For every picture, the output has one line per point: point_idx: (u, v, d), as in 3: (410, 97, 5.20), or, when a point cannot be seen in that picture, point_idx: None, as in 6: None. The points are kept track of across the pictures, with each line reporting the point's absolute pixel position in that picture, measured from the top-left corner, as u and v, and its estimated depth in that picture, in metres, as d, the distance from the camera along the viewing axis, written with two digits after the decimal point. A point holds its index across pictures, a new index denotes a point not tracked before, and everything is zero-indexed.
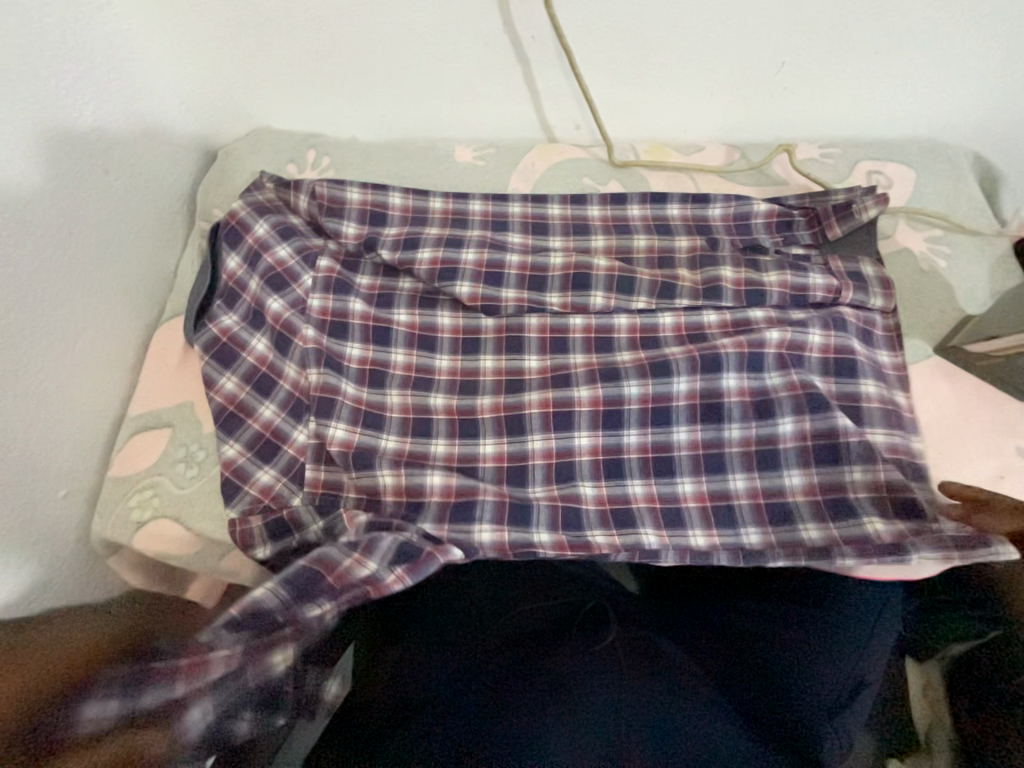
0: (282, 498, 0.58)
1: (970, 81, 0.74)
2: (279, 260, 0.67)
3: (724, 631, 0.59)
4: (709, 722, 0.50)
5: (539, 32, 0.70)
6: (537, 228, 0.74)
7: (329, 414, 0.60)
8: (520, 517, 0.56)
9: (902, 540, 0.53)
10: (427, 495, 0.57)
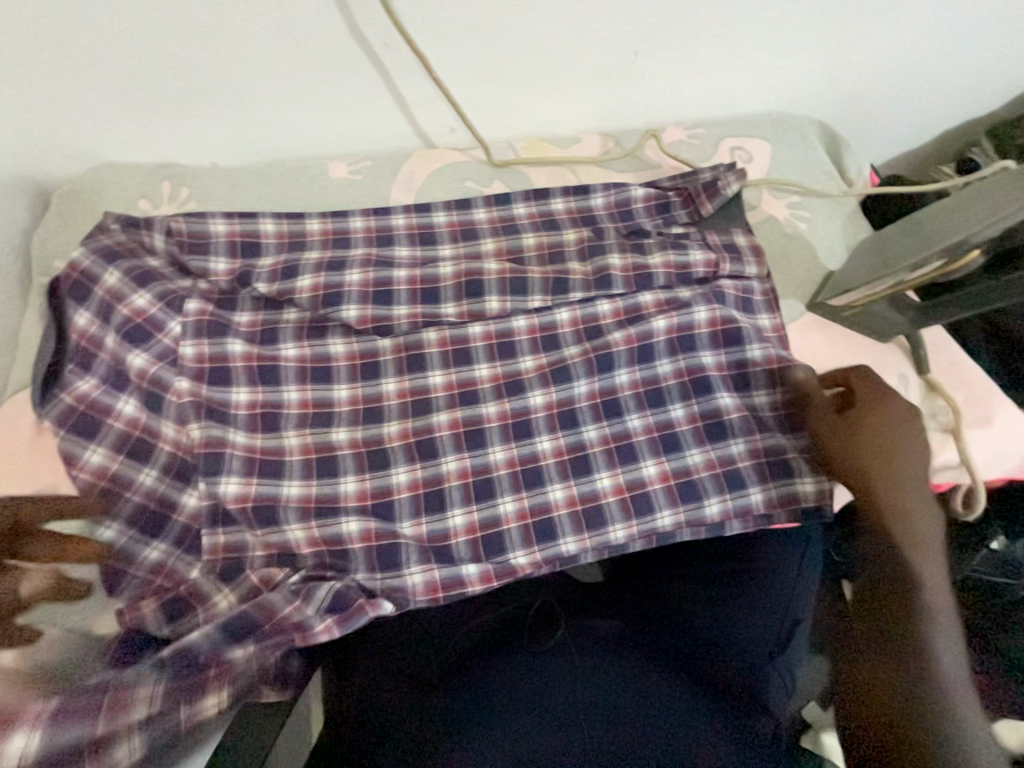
0: (178, 573, 0.54)
1: (803, 56, 0.81)
2: (137, 309, 0.60)
3: (669, 601, 0.60)
4: (658, 687, 0.50)
5: (390, 37, 0.67)
6: (425, 238, 0.72)
7: (217, 469, 0.56)
8: (445, 555, 0.55)
9: (775, 508, 0.59)
10: (347, 544, 0.55)
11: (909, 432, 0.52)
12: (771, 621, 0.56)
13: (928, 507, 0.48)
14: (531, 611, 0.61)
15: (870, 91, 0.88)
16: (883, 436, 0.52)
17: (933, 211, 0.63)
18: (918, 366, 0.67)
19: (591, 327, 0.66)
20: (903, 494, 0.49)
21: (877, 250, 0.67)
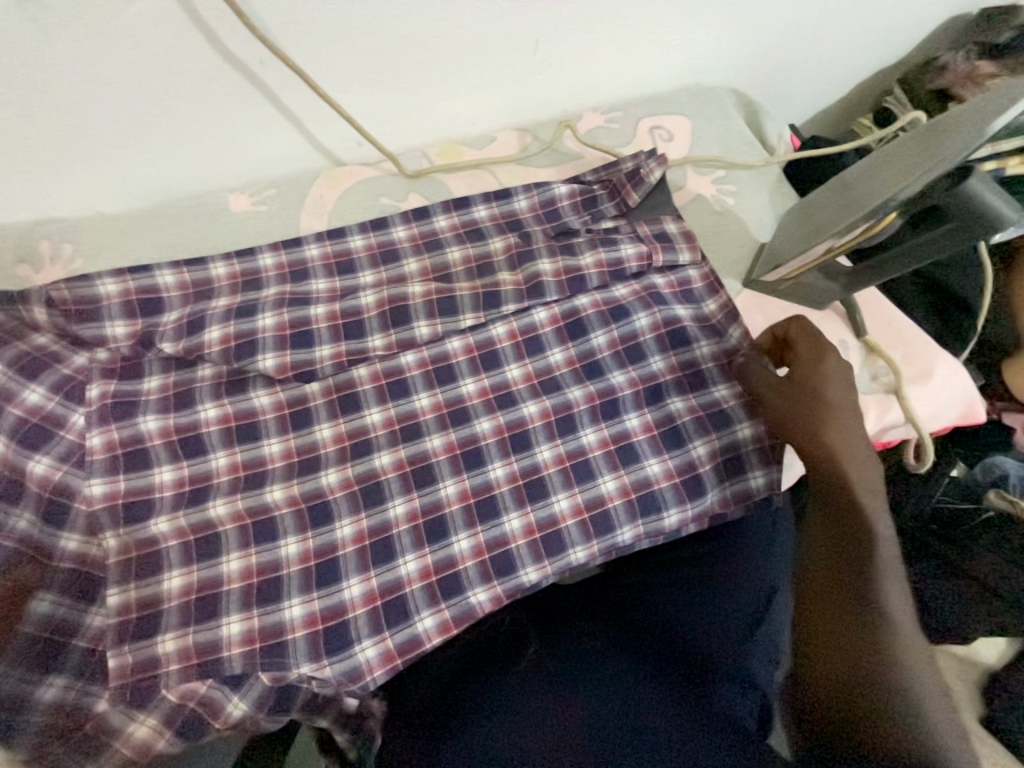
0: (81, 709, 0.48)
1: (710, 26, 0.79)
2: (32, 407, 0.55)
3: (636, 599, 0.59)
4: (633, 684, 0.49)
5: (266, 55, 0.61)
6: (343, 267, 0.67)
7: (154, 570, 0.52)
8: (398, 613, 0.52)
9: (728, 505, 0.59)
10: (290, 633, 0.51)
11: (846, 383, 0.52)
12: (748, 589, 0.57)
13: (872, 468, 0.50)
14: (504, 630, 0.60)
15: (779, 55, 0.87)
16: (830, 395, 0.52)
17: (859, 169, 0.61)
18: (856, 331, 0.67)
19: (532, 341, 0.63)
20: (859, 469, 0.49)
21: (801, 219, 0.67)
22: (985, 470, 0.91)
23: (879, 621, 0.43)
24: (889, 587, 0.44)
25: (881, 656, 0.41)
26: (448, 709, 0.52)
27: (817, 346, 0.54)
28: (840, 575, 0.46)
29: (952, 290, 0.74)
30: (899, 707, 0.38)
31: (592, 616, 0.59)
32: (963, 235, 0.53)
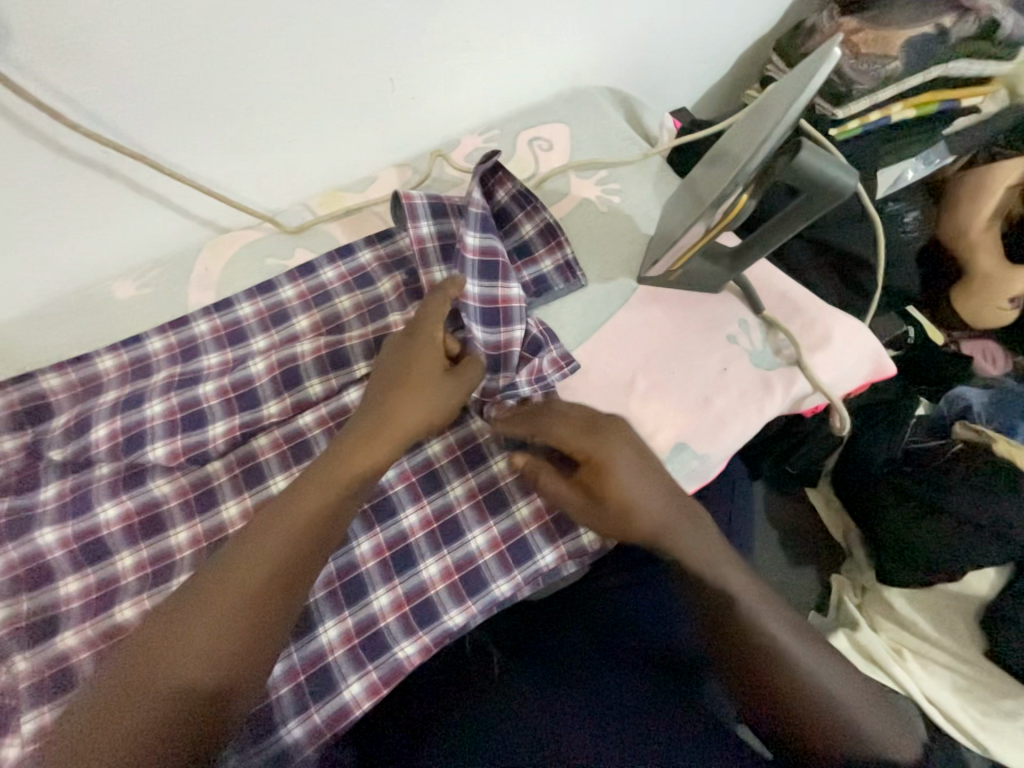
0: None
1: (569, 33, 0.79)
2: None
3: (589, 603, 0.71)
4: (594, 693, 0.61)
5: (107, 145, 0.60)
6: (235, 337, 0.66)
7: (70, 684, 0.51)
8: (324, 684, 0.52)
9: None
10: None
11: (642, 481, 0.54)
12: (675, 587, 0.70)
13: (693, 532, 0.55)
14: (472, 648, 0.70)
15: (648, 47, 0.88)
16: (627, 501, 0.53)
17: (724, 147, 0.61)
18: (753, 308, 0.68)
19: (494, 358, 0.60)
20: (687, 539, 0.54)
21: (680, 207, 0.66)
22: (950, 403, 1.01)
23: (780, 659, 0.50)
24: (764, 613, 0.52)
25: (791, 680, 0.50)
26: (428, 718, 0.63)
27: (595, 454, 0.54)
28: (734, 638, 0.51)
29: (848, 252, 0.76)
30: (806, 707, 0.49)
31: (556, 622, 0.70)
32: (819, 199, 0.53)
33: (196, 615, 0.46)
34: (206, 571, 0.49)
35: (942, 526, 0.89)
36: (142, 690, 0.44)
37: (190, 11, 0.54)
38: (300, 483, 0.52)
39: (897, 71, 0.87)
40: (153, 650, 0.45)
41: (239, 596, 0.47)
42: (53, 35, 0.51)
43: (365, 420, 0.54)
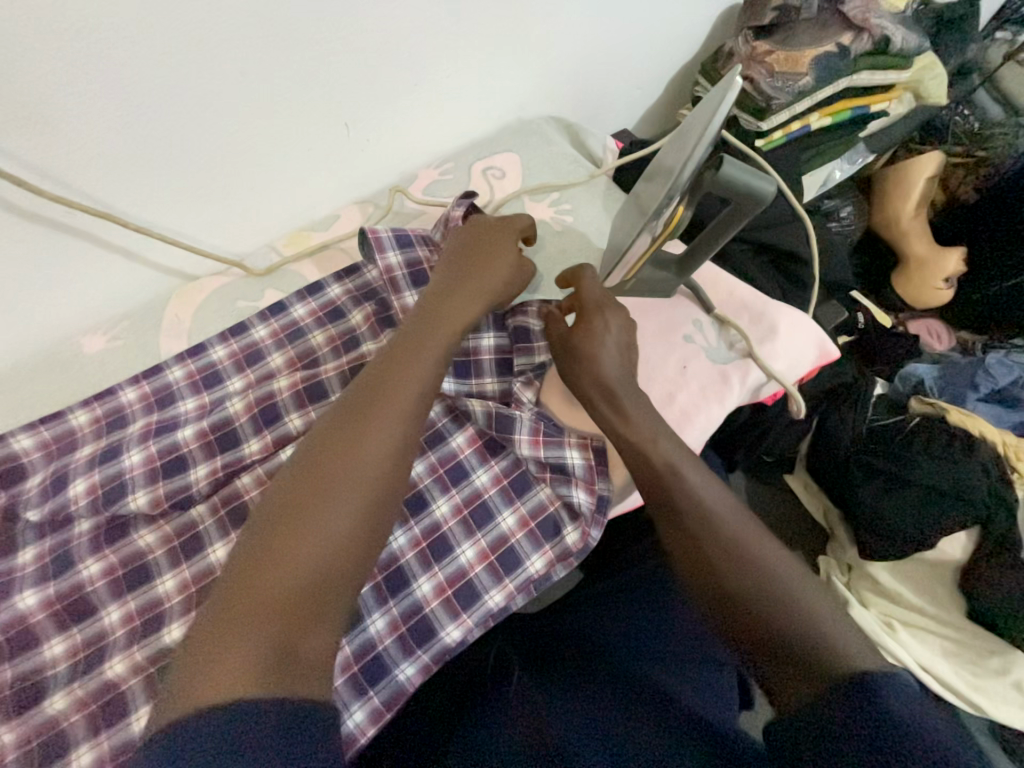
0: None
1: (510, 72, 0.85)
2: None
3: (591, 610, 0.76)
4: (598, 689, 0.63)
5: (70, 208, 0.62)
6: (209, 380, 0.67)
7: (61, 750, 0.50)
8: None
9: (596, 490, 0.61)
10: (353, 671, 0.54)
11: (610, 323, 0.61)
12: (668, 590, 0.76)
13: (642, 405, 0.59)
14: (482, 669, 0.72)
15: (584, 80, 0.95)
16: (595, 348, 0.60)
17: (659, 163, 0.67)
18: (705, 308, 0.73)
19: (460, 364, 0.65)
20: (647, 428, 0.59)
21: (628, 221, 0.70)
22: (905, 380, 1.09)
23: (719, 539, 0.52)
24: (710, 496, 0.55)
25: (731, 554, 0.51)
26: (437, 738, 0.64)
27: (581, 309, 0.62)
28: (677, 517, 0.55)
29: (785, 249, 0.83)
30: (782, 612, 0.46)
31: (561, 630, 0.75)
32: (746, 205, 0.58)
33: (354, 434, 0.51)
34: (349, 402, 0.53)
35: (914, 496, 0.94)
36: (325, 456, 0.50)
37: (148, 78, 0.57)
38: (382, 372, 0.55)
39: (809, 85, 0.96)
40: (270, 550, 0.45)
41: (356, 480, 0.49)
42: (15, 110, 0.53)
43: (435, 315, 0.59)
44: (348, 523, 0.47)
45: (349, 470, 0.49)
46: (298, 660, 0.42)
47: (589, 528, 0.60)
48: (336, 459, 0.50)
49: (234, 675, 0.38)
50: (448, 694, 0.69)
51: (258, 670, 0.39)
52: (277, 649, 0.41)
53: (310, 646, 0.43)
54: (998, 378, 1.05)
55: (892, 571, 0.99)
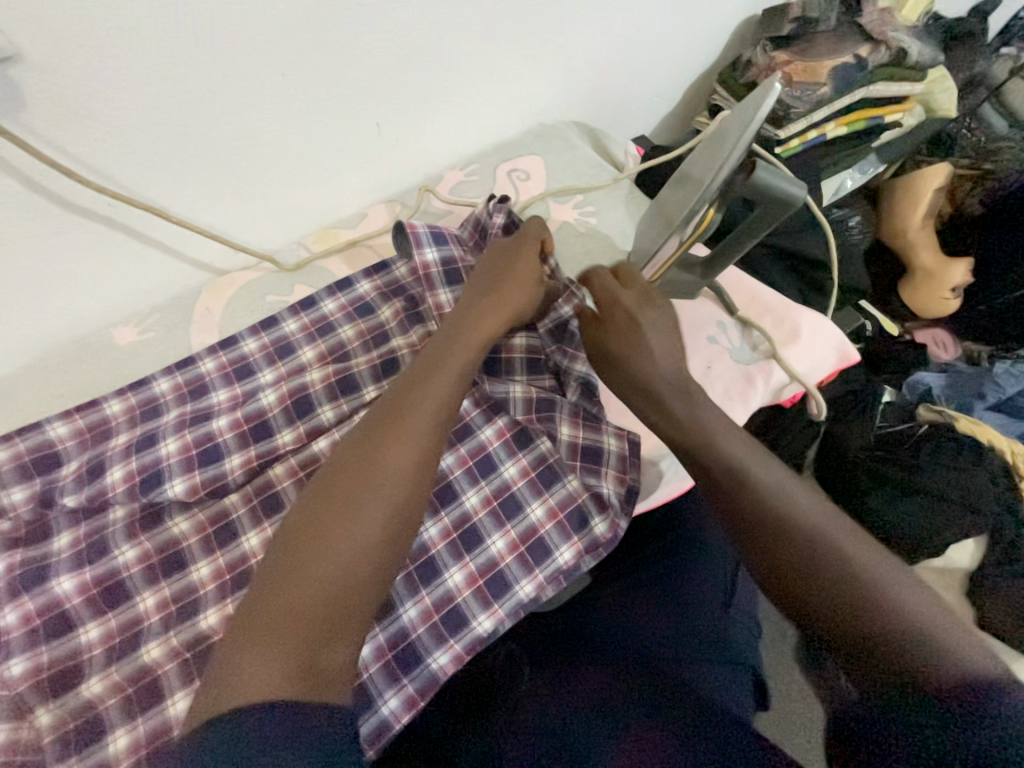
0: None
1: (537, 78, 0.87)
2: None
3: (608, 611, 0.78)
4: (628, 683, 0.64)
5: (111, 199, 0.63)
6: (242, 372, 0.68)
7: (97, 734, 0.50)
8: (361, 703, 0.53)
9: (624, 479, 0.63)
10: (367, 671, 0.54)
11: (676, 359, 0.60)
12: (687, 590, 0.77)
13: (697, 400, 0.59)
14: (508, 664, 0.72)
15: (606, 87, 0.97)
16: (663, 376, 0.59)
17: (690, 164, 0.68)
18: (729, 310, 0.74)
19: (493, 361, 0.67)
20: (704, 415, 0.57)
21: (656, 223, 0.72)
22: (912, 389, 1.11)
23: (803, 542, 0.48)
24: (798, 506, 0.50)
25: (823, 555, 0.47)
26: (458, 731, 0.64)
27: (627, 313, 0.61)
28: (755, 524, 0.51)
29: (805, 254, 0.85)
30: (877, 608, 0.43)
31: (580, 630, 0.76)
32: (774, 208, 0.60)
33: (377, 444, 0.51)
34: (374, 413, 0.54)
35: (923, 500, 0.95)
36: (349, 467, 0.50)
37: (195, 73, 0.59)
38: (405, 384, 0.55)
39: (828, 95, 0.97)
40: (295, 562, 0.45)
41: (382, 491, 0.49)
42: (68, 101, 0.55)
43: (458, 327, 0.59)
44: (367, 534, 0.47)
45: (370, 482, 0.49)
46: (322, 672, 0.42)
47: (618, 519, 0.62)
48: (359, 468, 0.50)
49: (256, 682, 0.39)
50: (469, 688, 0.70)
51: (281, 682, 0.39)
52: (301, 659, 0.41)
53: (332, 657, 0.43)
54: (1006, 387, 1.07)
55: None
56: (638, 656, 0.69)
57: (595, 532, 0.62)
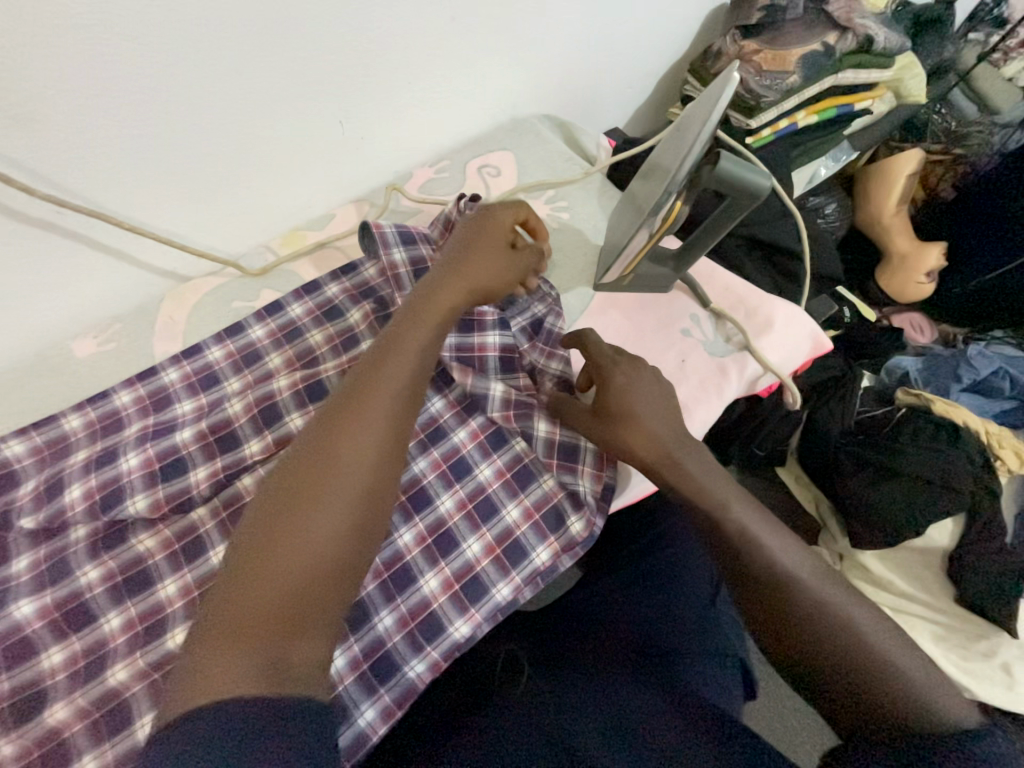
0: None
1: (505, 71, 0.85)
2: None
3: (593, 607, 0.77)
4: (615, 682, 0.64)
5: (60, 206, 0.60)
6: (207, 381, 0.66)
7: (63, 761, 0.49)
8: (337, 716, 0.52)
9: (601, 473, 0.62)
10: (342, 683, 0.53)
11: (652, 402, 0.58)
12: (671, 583, 0.77)
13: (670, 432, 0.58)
14: (497, 666, 0.71)
15: (577, 80, 0.96)
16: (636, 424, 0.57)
17: (658, 156, 0.67)
18: (702, 303, 0.74)
19: (464, 360, 0.64)
20: (681, 450, 0.57)
21: (626, 217, 0.71)
22: (890, 373, 1.14)
23: (812, 613, 0.49)
24: (784, 557, 0.52)
25: (868, 675, 0.46)
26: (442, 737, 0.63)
27: (600, 372, 0.60)
28: (792, 638, 0.49)
29: (778, 244, 0.85)
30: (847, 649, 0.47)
31: (565, 629, 0.75)
32: (742, 198, 0.59)
33: (340, 432, 0.50)
34: (337, 400, 0.52)
35: (902, 485, 0.96)
36: (313, 456, 0.49)
37: (142, 73, 0.56)
38: (370, 370, 0.54)
39: (797, 83, 0.97)
40: (260, 554, 0.44)
41: (346, 479, 0.48)
42: (4, 104, 0.52)
43: (426, 307, 0.58)
44: (333, 523, 0.46)
45: (333, 471, 0.48)
46: (293, 666, 0.42)
47: (595, 517, 0.61)
48: (322, 458, 0.49)
49: (227, 680, 0.39)
50: (453, 691, 0.70)
51: (251, 678, 0.40)
52: (271, 655, 0.41)
53: (301, 652, 0.43)
54: (979, 369, 1.08)
55: (883, 559, 1.01)
56: (624, 654, 0.69)
57: (572, 530, 0.61)
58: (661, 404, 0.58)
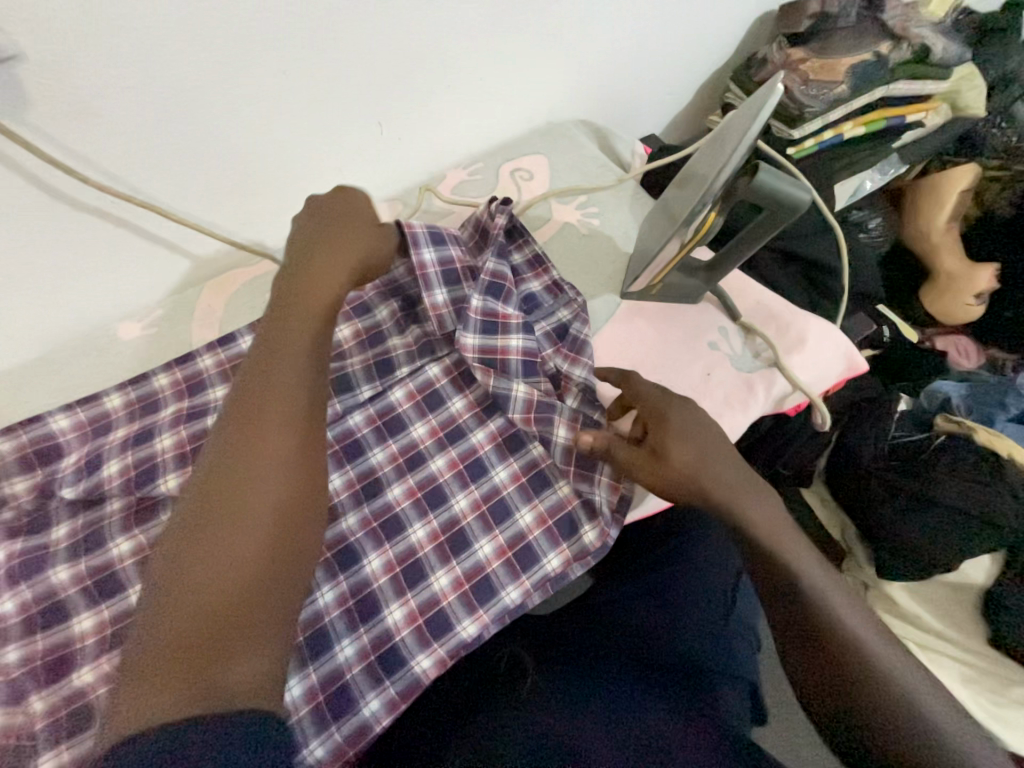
0: None
1: (543, 76, 0.86)
2: None
3: (606, 614, 0.76)
4: (626, 694, 0.63)
5: (112, 196, 0.64)
6: (239, 369, 0.68)
7: (86, 722, 0.51)
8: (343, 703, 0.53)
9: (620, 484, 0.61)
10: (349, 671, 0.54)
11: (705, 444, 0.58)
12: (687, 597, 0.75)
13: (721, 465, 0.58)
14: (501, 665, 0.71)
15: (615, 86, 0.95)
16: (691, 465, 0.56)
17: (694, 165, 0.66)
18: (732, 316, 0.72)
19: (487, 361, 0.64)
20: (732, 477, 0.58)
21: (657, 226, 0.70)
22: (930, 397, 1.05)
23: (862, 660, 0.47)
24: (832, 599, 0.51)
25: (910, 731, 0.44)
26: (443, 733, 0.64)
27: (656, 411, 0.60)
28: (849, 701, 0.47)
29: (815, 259, 0.82)
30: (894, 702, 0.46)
31: (575, 635, 0.75)
32: (779, 212, 0.58)
33: (235, 453, 0.49)
34: (223, 429, 0.51)
35: (940, 516, 0.91)
36: (211, 480, 0.48)
37: (194, 71, 0.59)
38: (252, 394, 0.52)
39: (845, 94, 0.94)
40: (176, 580, 0.44)
41: (252, 494, 0.48)
42: (66, 98, 0.55)
43: (304, 322, 0.56)
44: (244, 536, 0.46)
45: (234, 489, 0.48)
46: (231, 679, 0.41)
47: (609, 528, 0.60)
48: (223, 481, 0.48)
49: (166, 702, 0.39)
50: (458, 688, 0.70)
51: (189, 696, 0.40)
52: (203, 671, 0.41)
53: (241, 668, 0.42)
54: None
55: (912, 592, 0.97)
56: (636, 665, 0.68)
57: (586, 539, 0.61)
58: (713, 449, 0.58)
